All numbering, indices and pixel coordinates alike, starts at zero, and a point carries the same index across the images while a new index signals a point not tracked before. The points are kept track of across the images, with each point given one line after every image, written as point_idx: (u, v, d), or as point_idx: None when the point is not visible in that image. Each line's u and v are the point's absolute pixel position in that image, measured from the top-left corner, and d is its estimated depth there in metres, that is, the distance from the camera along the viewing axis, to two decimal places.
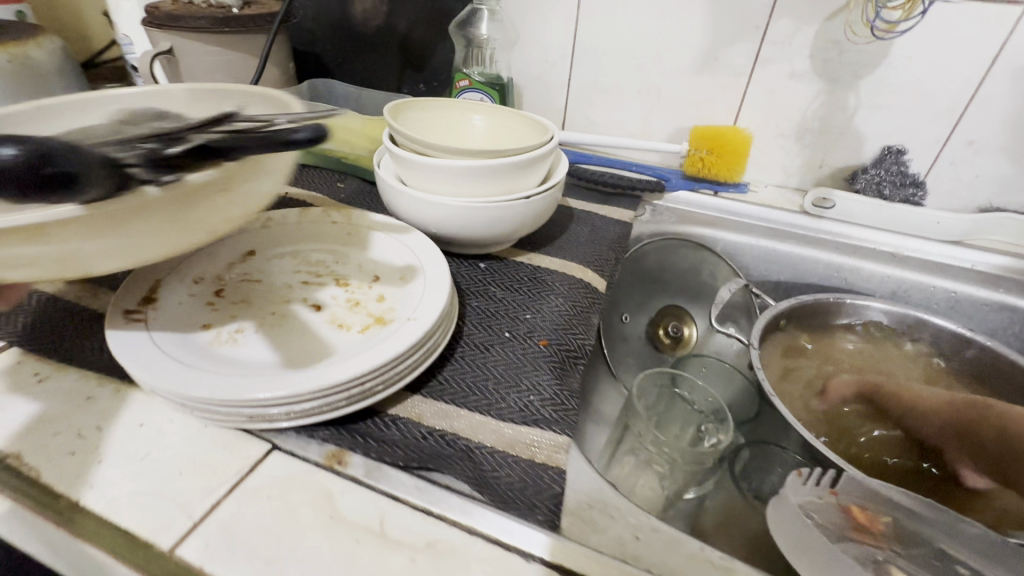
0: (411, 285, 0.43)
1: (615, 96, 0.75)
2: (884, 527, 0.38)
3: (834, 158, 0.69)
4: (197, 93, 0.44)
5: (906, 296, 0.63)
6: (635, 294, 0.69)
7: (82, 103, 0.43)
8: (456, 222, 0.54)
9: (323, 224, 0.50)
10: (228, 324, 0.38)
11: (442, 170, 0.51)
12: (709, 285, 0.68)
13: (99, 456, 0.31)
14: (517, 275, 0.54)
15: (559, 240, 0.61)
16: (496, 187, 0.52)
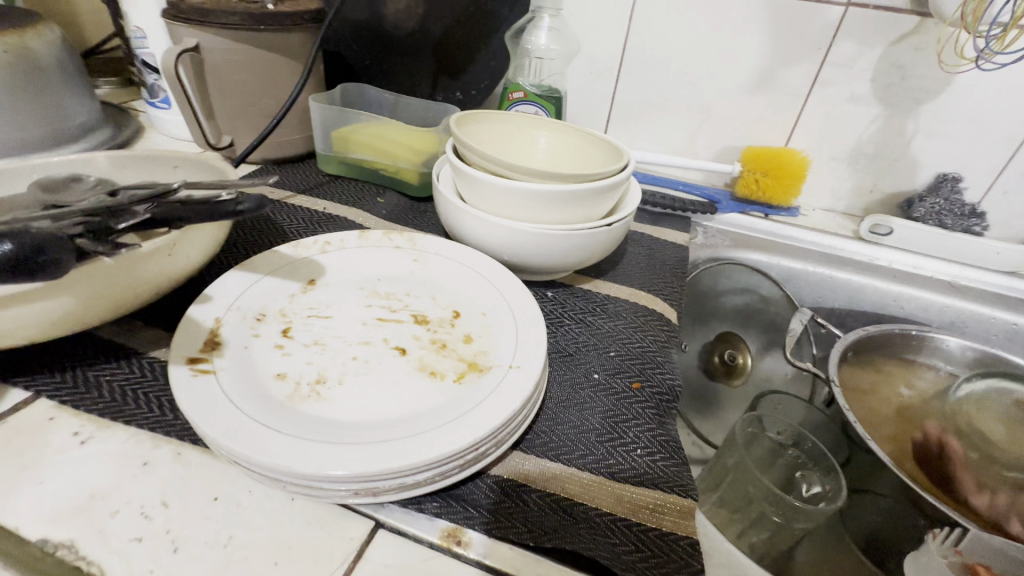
0: (498, 324, 0.39)
1: (663, 112, 0.72)
2: None
3: (886, 184, 0.68)
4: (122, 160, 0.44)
5: (964, 327, 0.62)
6: (687, 320, 0.67)
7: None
8: (525, 249, 0.49)
9: (385, 249, 0.45)
10: (307, 374, 0.33)
11: (519, 193, 0.46)
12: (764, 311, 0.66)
13: (171, 544, 0.26)
14: (587, 305, 0.50)
15: (620, 264, 0.58)
16: (574, 214, 0.47)
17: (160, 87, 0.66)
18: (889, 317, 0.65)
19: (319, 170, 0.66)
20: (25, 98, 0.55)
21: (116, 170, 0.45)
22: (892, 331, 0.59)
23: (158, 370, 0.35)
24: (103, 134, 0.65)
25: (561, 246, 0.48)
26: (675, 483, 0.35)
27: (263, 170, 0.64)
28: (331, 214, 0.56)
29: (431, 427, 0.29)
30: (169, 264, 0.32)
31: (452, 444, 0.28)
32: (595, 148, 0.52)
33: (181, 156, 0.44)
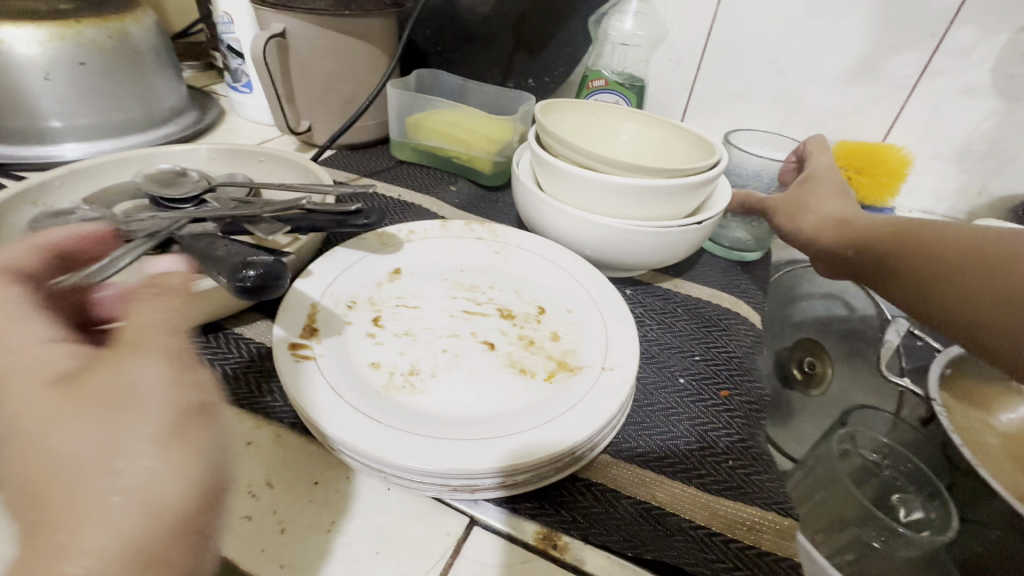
0: (585, 322, 0.38)
1: (746, 102, 0.68)
2: None
3: (997, 186, 0.62)
4: (218, 152, 0.52)
5: None
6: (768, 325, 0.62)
7: (123, 156, 0.49)
8: (610, 247, 0.47)
9: (467, 240, 0.45)
10: (399, 365, 0.33)
11: (604, 186, 0.44)
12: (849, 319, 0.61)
13: (278, 525, 0.27)
14: (669, 305, 0.48)
15: (699, 264, 0.55)
16: (663, 211, 0.45)
17: (244, 71, 0.68)
18: None
19: (391, 156, 0.66)
20: (122, 82, 0.58)
21: (213, 160, 0.52)
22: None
23: (257, 352, 0.36)
24: (190, 118, 0.67)
25: (649, 245, 0.46)
26: (773, 499, 0.33)
27: (338, 156, 0.65)
28: (407, 201, 0.56)
29: (526, 427, 0.29)
30: (297, 269, 0.38)
31: (553, 447, 0.28)
32: (681, 139, 0.50)
33: (266, 152, 0.51)
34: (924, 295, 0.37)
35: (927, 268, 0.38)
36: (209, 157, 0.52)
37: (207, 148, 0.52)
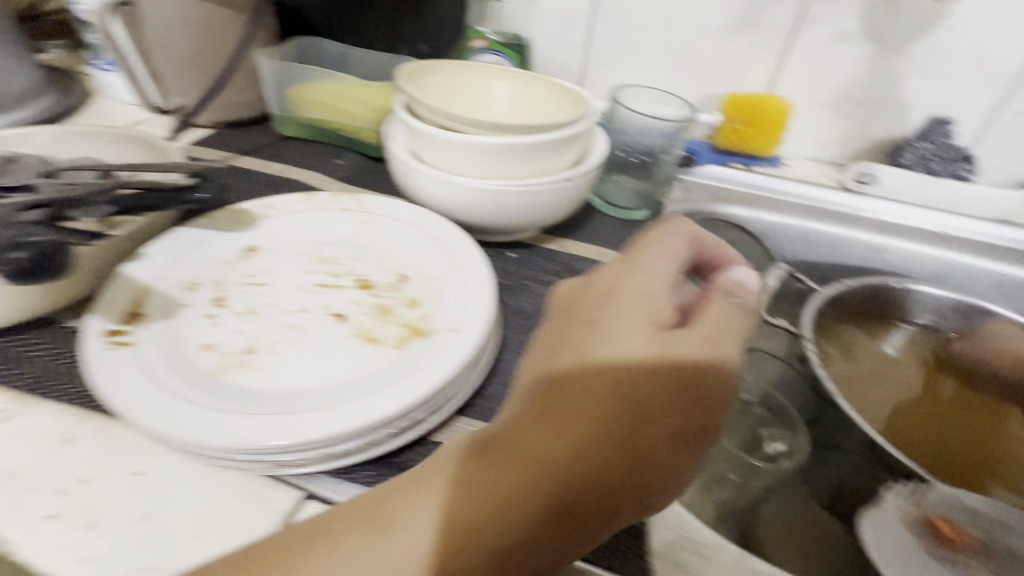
0: (447, 285, 0.37)
1: (639, 59, 0.68)
2: (971, 540, 0.35)
3: (875, 130, 0.64)
4: (63, 135, 0.48)
5: (948, 279, 0.59)
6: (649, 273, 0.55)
7: None
8: (491, 211, 0.46)
9: (333, 212, 0.43)
10: (235, 344, 0.31)
11: (468, 147, 0.43)
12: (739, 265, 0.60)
13: (87, 520, 0.25)
14: (553, 266, 0.48)
15: (590, 224, 0.55)
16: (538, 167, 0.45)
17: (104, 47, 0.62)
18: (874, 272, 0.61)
19: (275, 132, 0.63)
20: None
21: (57, 144, 0.48)
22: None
23: None
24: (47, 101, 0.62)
25: (529, 203, 0.46)
26: None
27: (214, 134, 0.61)
28: (284, 179, 0.53)
29: (359, 396, 0.28)
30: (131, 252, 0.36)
31: (382, 411, 0.27)
32: (555, 94, 0.50)
33: (116, 132, 0.47)
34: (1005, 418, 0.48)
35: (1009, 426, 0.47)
36: (51, 142, 0.47)
37: (49, 131, 0.47)
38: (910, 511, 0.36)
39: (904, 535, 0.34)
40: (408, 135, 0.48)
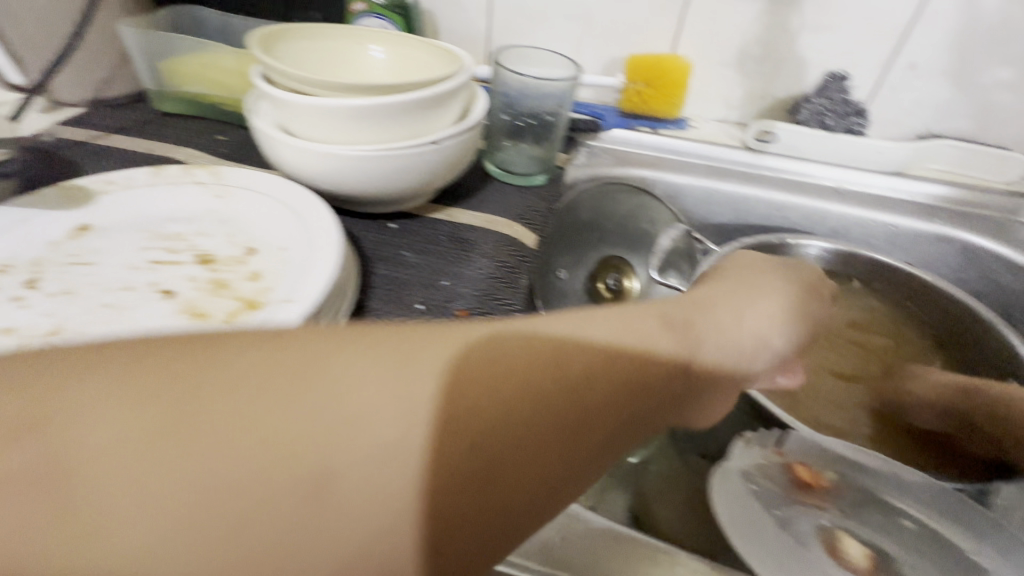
0: (295, 258, 0.35)
1: (541, 22, 0.66)
2: (829, 483, 0.34)
3: (776, 88, 0.64)
4: None
5: (846, 233, 0.59)
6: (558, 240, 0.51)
7: None
8: (365, 179, 0.44)
9: (183, 185, 0.40)
10: (39, 326, 0.29)
11: (321, 109, 0.40)
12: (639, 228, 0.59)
13: None
14: (434, 236, 0.47)
15: (482, 192, 0.54)
16: (408, 128, 0.43)
17: None
18: (776, 229, 0.61)
19: (153, 109, 0.59)
20: None
21: None
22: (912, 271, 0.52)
23: None
24: None
25: (404, 168, 0.44)
26: None
27: (82, 112, 0.56)
28: (150, 157, 0.50)
29: None
30: None
31: None
32: (430, 53, 0.48)
33: None
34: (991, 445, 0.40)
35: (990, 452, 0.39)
36: None
37: None
38: (763, 460, 0.35)
39: (745, 482, 0.34)
40: (269, 107, 0.44)
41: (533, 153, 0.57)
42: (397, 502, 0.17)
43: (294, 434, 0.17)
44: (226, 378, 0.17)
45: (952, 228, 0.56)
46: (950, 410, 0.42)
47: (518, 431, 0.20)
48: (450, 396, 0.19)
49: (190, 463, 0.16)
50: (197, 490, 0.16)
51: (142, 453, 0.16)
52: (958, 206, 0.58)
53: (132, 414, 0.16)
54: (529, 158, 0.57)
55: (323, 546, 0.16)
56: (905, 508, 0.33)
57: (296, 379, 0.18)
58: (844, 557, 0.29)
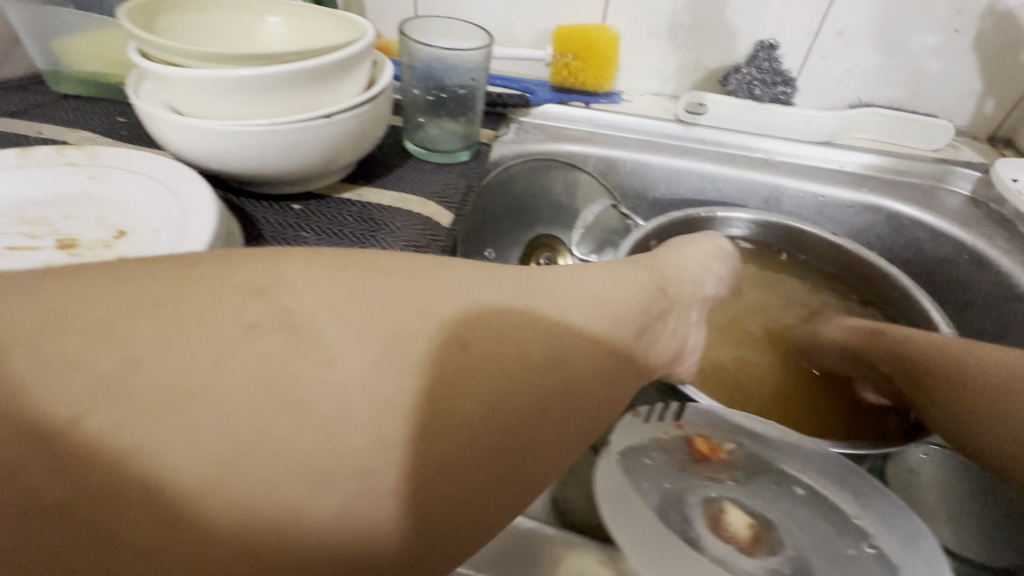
0: (166, 240, 0.34)
1: None
2: (727, 455, 0.34)
3: (708, 59, 0.63)
4: None
5: (777, 204, 0.59)
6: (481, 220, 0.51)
7: None
8: (262, 157, 0.41)
9: (53, 167, 0.38)
10: None
11: (198, 82, 0.38)
12: (569, 205, 0.58)
13: None
14: (340, 217, 0.45)
15: (400, 170, 0.52)
16: (303, 100, 0.40)
17: None
18: (708, 203, 0.61)
19: (50, 91, 0.55)
20: None
21: None
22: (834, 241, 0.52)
23: None
24: None
25: (304, 143, 0.41)
26: None
27: None
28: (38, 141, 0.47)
29: None
30: None
31: None
32: (329, 21, 0.45)
33: None
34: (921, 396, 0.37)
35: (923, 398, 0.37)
36: None
37: None
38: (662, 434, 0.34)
39: (642, 457, 0.33)
40: (151, 83, 0.41)
41: (454, 130, 0.54)
42: (449, 377, 0.20)
43: (370, 318, 0.20)
44: (300, 288, 0.20)
45: (878, 197, 0.56)
46: (855, 359, 0.43)
47: (545, 341, 0.24)
48: (488, 311, 0.23)
49: (282, 346, 0.19)
50: (290, 367, 0.18)
51: (238, 338, 0.18)
52: (885, 176, 0.58)
53: (219, 312, 0.19)
54: (450, 135, 0.54)
55: (396, 418, 0.19)
56: (799, 476, 0.32)
57: (356, 291, 0.21)
58: (725, 529, 0.29)
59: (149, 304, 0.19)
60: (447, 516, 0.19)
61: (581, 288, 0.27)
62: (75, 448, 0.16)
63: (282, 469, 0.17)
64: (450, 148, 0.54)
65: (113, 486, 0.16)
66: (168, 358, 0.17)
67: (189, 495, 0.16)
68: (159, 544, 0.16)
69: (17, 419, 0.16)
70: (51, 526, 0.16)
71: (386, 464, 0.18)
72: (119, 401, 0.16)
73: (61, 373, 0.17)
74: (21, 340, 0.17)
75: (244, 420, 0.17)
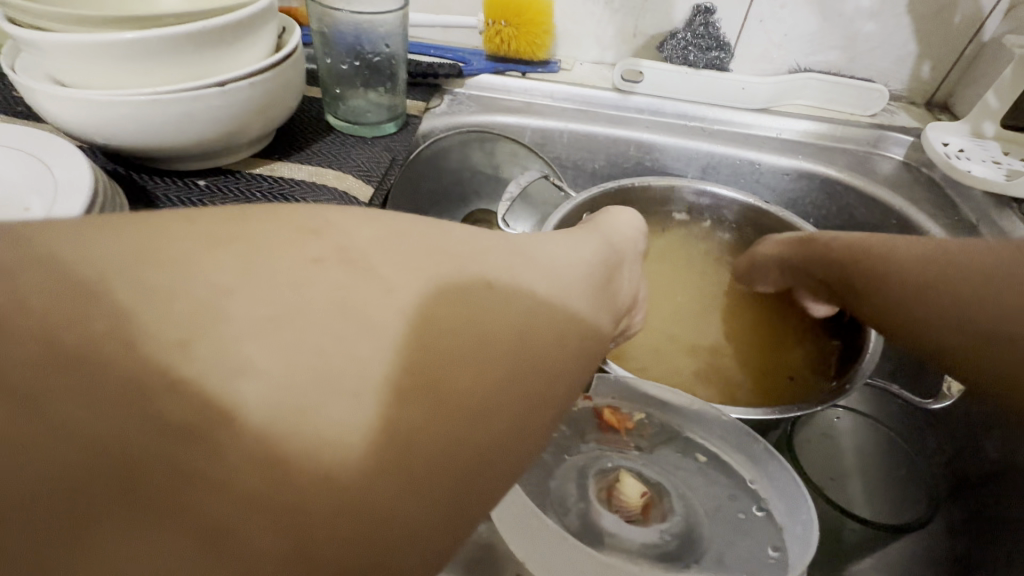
0: (34, 214, 0.31)
1: None
2: (636, 424, 0.33)
3: (646, 25, 0.61)
4: None
5: (714, 173, 0.58)
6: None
7: None
8: (156, 130, 0.38)
9: None
10: None
11: (66, 47, 0.34)
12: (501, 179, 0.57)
13: None
14: (247, 192, 0.43)
15: (321, 144, 0.50)
16: (196, 66, 0.38)
17: None
18: (646, 173, 0.60)
19: None
20: None
21: None
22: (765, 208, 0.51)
23: None
24: None
25: (202, 115, 0.39)
26: None
27: None
28: None
29: None
30: None
31: None
32: None
33: None
34: (861, 300, 0.37)
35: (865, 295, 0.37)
36: None
37: None
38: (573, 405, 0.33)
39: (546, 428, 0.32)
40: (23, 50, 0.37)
41: (381, 102, 0.53)
42: (499, 318, 0.19)
43: (422, 259, 0.18)
44: (352, 229, 0.18)
45: (812, 164, 0.55)
46: (795, 269, 0.43)
47: (565, 300, 0.22)
48: (501, 256, 0.21)
49: (345, 281, 0.17)
50: (355, 306, 0.16)
51: (301, 274, 0.16)
52: (822, 142, 0.57)
53: (272, 250, 0.17)
54: (376, 108, 0.53)
55: (459, 353, 0.17)
56: (702, 443, 0.32)
57: (393, 227, 0.19)
58: (619, 500, 0.28)
59: (207, 237, 0.16)
60: (519, 451, 0.18)
61: (563, 250, 0.25)
62: (181, 385, 0.13)
63: (389, 399, 0.15)
64: (377, 120, 0.52)
65: (227, 422, 0.13)
66: (249, 289, 0.15)
67: (304, 428, 0.14)
68: (286, 488, 0.13)
69: (103, 357, 0.13)
70: (151, 489, 0.12)
71: (475, 395, 0.17)
72: (214, 333, 0.14)
73: (146, 304, 0.14)
74: (94, 272, 0.14)
75: (333, 351, 0.15)
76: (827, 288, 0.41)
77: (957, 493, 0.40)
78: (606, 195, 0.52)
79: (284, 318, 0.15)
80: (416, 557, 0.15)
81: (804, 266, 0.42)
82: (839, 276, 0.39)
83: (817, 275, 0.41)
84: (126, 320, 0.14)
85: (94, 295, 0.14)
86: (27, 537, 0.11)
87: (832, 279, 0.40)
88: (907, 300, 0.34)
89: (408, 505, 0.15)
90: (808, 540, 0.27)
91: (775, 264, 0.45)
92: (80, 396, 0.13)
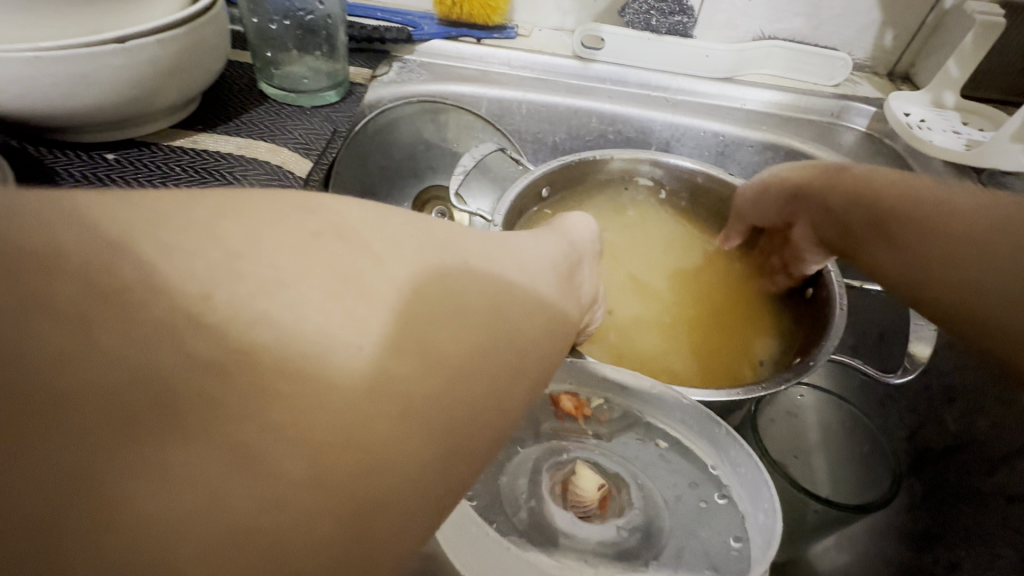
0: None
1: None
2: (592, 411, 0.31)
3: None
4: None
5: (678, 145, 0.56)
6: (350, 169, 0.46)
7: None
8: (46, 92, 0.33)
9: None
10: None
11: None
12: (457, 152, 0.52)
13: None
14: (165, 167, 0.38)
15: (252, 114, 0.45)
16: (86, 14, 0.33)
17: None
18: (610, 146, 0.57)
19: None
20: None
21: None
22: (729, 180, 0.49)
23: None
24: None
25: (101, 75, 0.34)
26: None
27: None
28: None
29: None
30: None
31: None
32: None
33: None
34: (885, 243, 0.33)
35: (890, 238, 0.33)
36: None
37: None
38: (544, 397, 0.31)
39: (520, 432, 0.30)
40: None
41: (322, 72, 0.49)
42: (496, 301, 0.18)
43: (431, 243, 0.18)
44: (352, 207, 0.17)
45: (776, 135, 0.54)
46: (812, 203, 0.39)
47: (535, 287, 0.20)
48: (476, 239, 0.20)
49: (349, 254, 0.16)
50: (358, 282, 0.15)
51: (306, 245, 0.15)
52: (786, 114, 0.56)
53: (275, 216, 0.16)
54: (316, 78, 0.49)
55: (446, 337, 0.16)
56: (662, 428, 0.30)
57: (305, 199, 0.17)
58: (574, 495, 0.26)
59: (99, 197, 0.14)
60: (505, 424, 0.17)
61: (521, 243, 0.22)
62: (199, 332, 0.13)
63: (410, 363, 0.15)
64: (317, 89, 0.48)
65: (201, 389, 0.12)
66: (163, 255, 0.13)
67: (334, 382, 0.14)
68: (319, 432, 0.13)
69: (141, 301, 0.13)
70: (196, 416, 0.12)
71: (425, 372, 0.15)
72: (240, 283, 0.14)
73: (66, 266, 0.12)
74: (120, 228, 0.13)
75: (345, 316, 0.14)
76: (837, 230, 0.37)
77: (918, 467, 0.40)
78: (564, 169, 0.49)
79: (218, 286, 0.13)
80: (413, 521, 0.15)
81: (822, 201, 0.38)
82: (867, 211, 0.34)
83: (835, 212, 0.37)
84: (39, 285, 0.12)
85: (99, 249, 0.13)
86: (77, 448, 0.11)
87: (854, 218, 0.35)
88: (949, 245, 0.30)
89: (418, 467, 0.14)
90: (770, 528, 0.25)
91: (792, 200, 0.40)
92: (106, 333, 0.12)
